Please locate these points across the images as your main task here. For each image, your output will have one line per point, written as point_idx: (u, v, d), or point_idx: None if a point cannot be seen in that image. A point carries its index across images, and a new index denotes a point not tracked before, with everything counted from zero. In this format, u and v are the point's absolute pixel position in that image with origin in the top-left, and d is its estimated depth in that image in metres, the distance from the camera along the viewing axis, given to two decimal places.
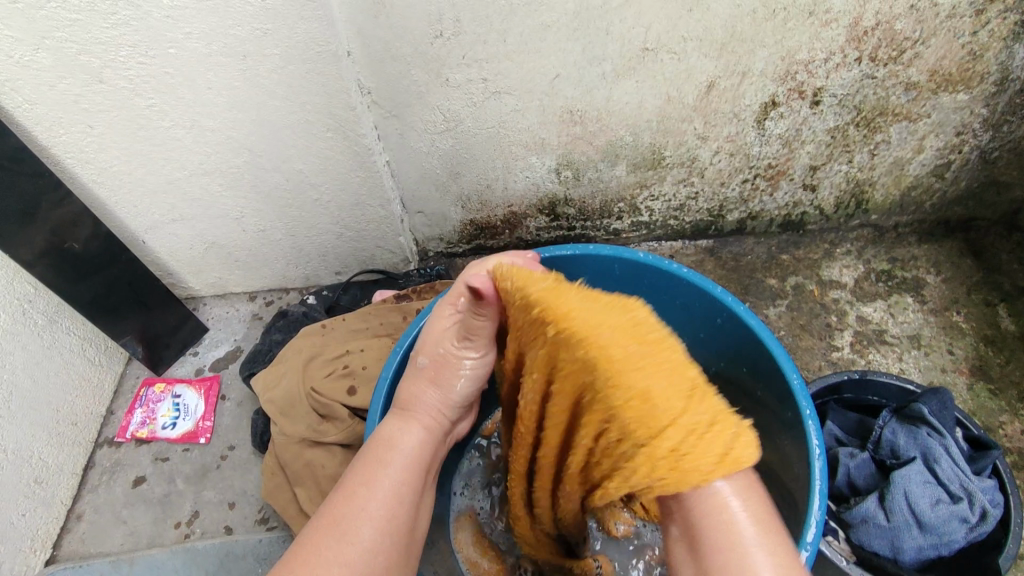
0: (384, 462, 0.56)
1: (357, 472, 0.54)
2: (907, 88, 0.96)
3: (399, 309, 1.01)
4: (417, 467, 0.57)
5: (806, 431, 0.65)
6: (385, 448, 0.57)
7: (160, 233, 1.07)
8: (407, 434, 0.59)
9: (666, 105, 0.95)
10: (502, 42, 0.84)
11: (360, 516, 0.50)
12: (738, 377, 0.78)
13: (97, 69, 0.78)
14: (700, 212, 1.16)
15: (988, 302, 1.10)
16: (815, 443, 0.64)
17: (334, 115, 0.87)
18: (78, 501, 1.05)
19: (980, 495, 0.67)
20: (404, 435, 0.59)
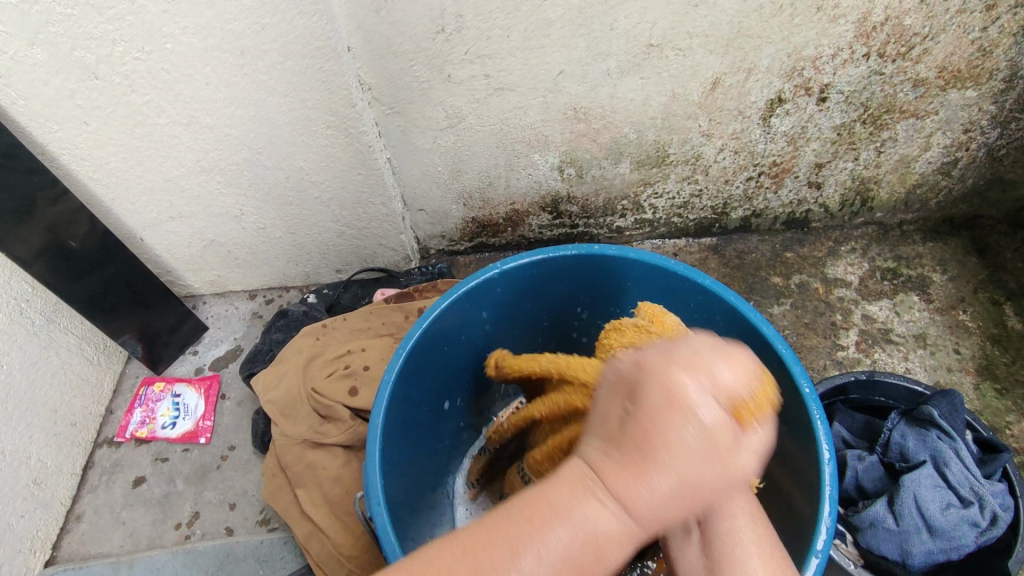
0: (552, 526, 0.40)
1: (508, 523, 0.41)
2: (915, 85, 0.95)
3: (401, 308, 1.00)
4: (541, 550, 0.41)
5: (817, 438, 0.64)
6: (546, 511, 0.41)
7: (159, 231, 1.06)
8: (597, 517, 0.40)
9: (671, 101, 0.94)
10: (505, 37, 0.82)
11: None
12: None
13: (93, 64, 0.77)
14: (704, 210, 1.15)
15: (994, 301, 1.10)
16: (825, 447, 0.63)
17: (335, 111, 0.86)
18: (77, 501, 1.04)
19: (991, 500, 0.66)
20: (593, 521, 0.40)
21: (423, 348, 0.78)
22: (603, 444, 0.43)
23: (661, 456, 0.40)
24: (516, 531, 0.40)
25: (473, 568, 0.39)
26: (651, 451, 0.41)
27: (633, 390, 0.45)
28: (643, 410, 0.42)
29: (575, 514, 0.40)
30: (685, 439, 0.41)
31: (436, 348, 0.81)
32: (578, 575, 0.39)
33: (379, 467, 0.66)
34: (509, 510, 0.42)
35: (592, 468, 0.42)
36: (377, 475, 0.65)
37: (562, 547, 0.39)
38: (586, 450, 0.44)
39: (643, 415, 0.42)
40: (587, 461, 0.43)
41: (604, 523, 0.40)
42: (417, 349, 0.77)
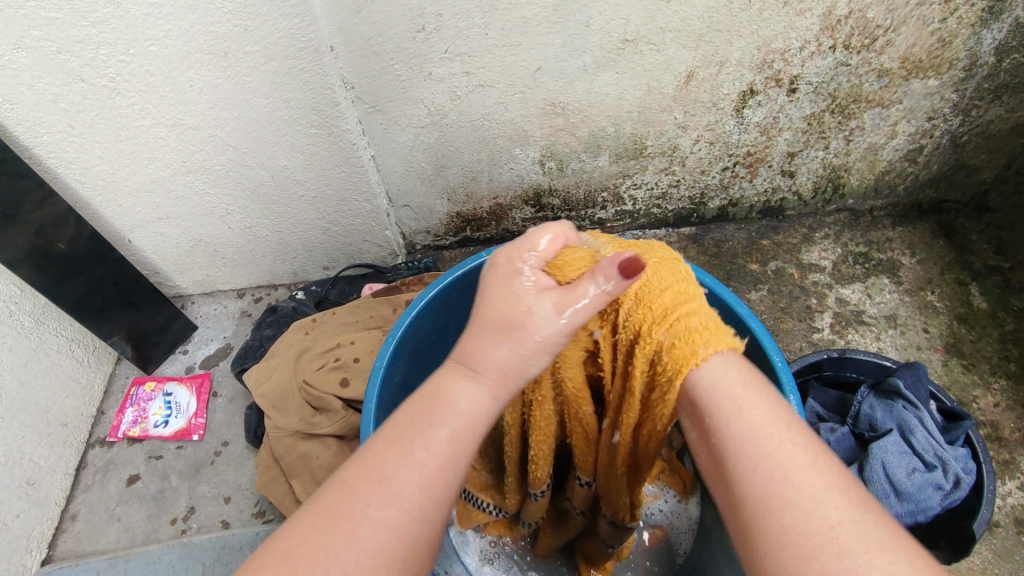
0: (432, 422, 0.48)
1: (404, 420, 0.49)
2: (880, 75, 0.98)
3: (389, 301, 1.01)
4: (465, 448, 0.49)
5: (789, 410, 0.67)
6: (436, 406, 0.49)
7: (146, 232, 1.07)
8: (466, 398, 0.50)
9: (646, 95, 0.97)
10: (483, 35, 0.85)
11: (363, 514, 0.44)
12: None
13: (78, 68, 0.78)
14: (682, 200, 1.18)
15: (960, 282, 1.14)
16: None
17: (319, 110, 0.88)
18: (71, 501, 1.05)
19: (953, 463, 0.70)
20: (463, 399, 0.50)
21: (413, 337, 0.81)
22: (459, 359, 0.52)
23: (497, 332, 0.51)
24: (410, 411, 0.50)
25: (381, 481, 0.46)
26: (488, 325, 0.52)
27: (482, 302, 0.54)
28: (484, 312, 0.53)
29: (448, 398, 0.50)
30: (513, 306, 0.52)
31: (424, 336, 0.83)
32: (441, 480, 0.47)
33: None
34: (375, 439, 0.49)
35: (454, 384, 0.51)
36: None
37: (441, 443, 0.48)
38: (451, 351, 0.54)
39: (483, 333, 0.52)
40: (459, 373, 0.51)
41: (470, 395, 0.50)
42: (407, 337, 0.79)
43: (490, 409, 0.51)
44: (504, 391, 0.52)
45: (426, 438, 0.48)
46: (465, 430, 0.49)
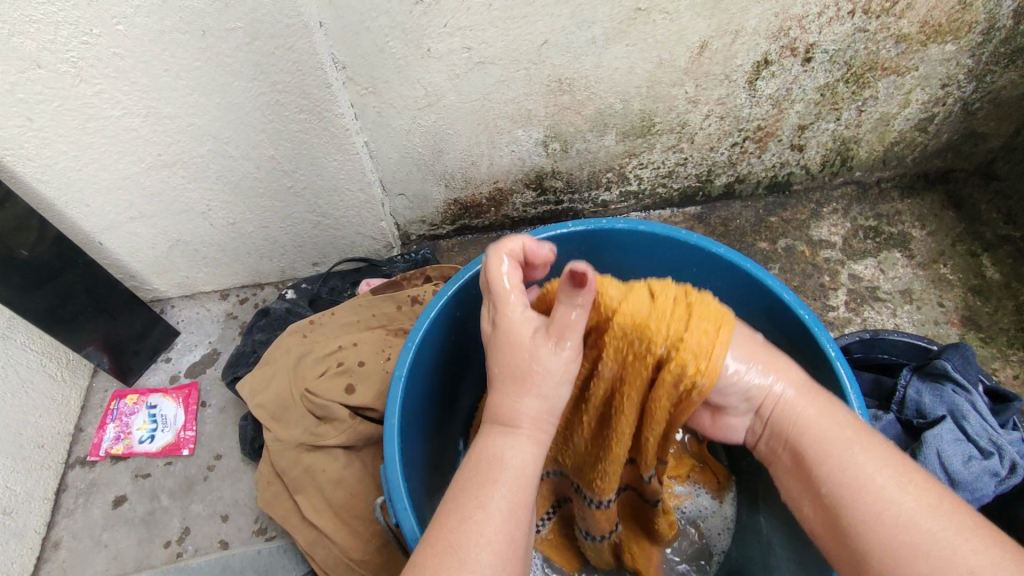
0: (493, 481, 0.50)
1: (463, 486, 0.51)
2: (897, 41, 0.94)
3: (392, 298, 0.95)
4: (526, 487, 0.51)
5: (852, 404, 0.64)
6: (489, 466, 0.51)
7: (119, 233, 0.98)
8: (513, 451, 0.52)
9: (657, 68, 0.91)
10: (487, 6, 0.77)
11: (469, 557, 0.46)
12: None
13: (34, 52, 0.69)
14: (689, 178, 1.13)
15: (972, 253, 1.12)
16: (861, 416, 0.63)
17: (308, 94, 0.80)
18: (52, 528, 0.97)
19: (1009, 449, 0.67)
20: (511, 454, 0.52)
21: (432, 340, 0.74)
22: (491, 422, 0.54)
23: (514, 383, 0.54)
24: (468, 479, 0.51)
25: (820, 452, 0.53)
26: (517, 375, 0.54)
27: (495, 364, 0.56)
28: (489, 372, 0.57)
29: (504, 459, 0.52)
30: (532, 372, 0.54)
31: (444, 337, 0.77)
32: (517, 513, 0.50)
33: (401, 467, 0.63)
34: (465, 477, 0.52)
35: (499, 442, 0.53)
36: (402, 479, 0.62)
37: (507, 500, 0.50)
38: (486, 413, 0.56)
39: (504, 387, 0.54)
40: (499, 433, 0.53)
41: (516, 449, 0.52)
42: (427, 341, 0.73)
43: (537, 453, 0.53)
44: (543, 434, 0.54)
45: (492, 487, 0.50)
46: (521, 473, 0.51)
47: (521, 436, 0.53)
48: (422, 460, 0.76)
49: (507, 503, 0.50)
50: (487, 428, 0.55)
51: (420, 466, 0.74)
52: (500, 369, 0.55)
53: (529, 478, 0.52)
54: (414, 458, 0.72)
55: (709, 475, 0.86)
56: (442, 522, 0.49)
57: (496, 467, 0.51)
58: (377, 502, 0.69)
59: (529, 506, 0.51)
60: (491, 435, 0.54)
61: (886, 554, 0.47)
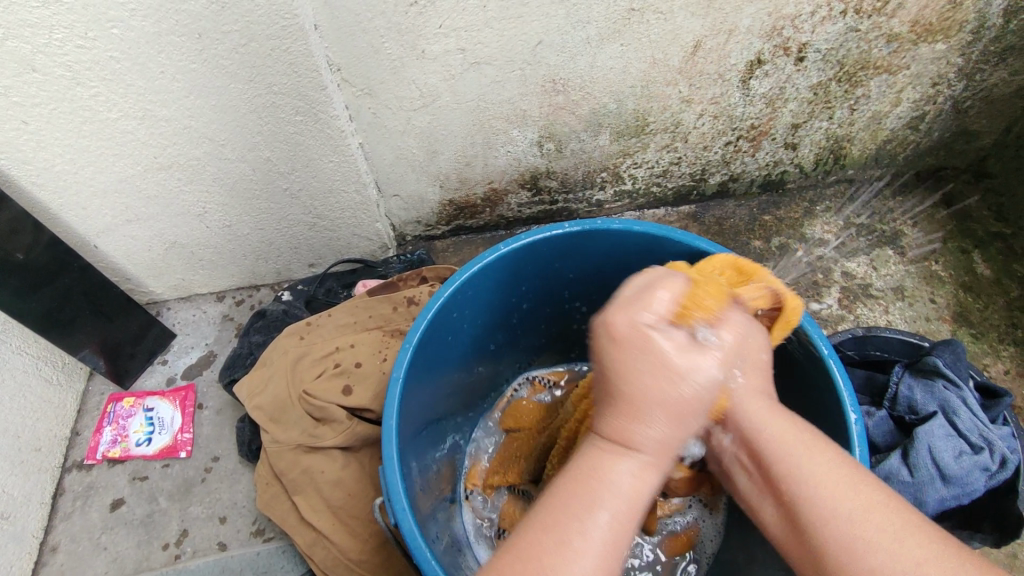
0: (594, 505, 0.46)
1: (564, 501, 0.47)
2: (889, 40, 0.95)
3: (388, 299, 0.95)
4: (629, 520, 0.46)
5: (844, 401, 0.65)
6: (598, 487, 0.46)
7: (115, 236, 0.98)
8: (624, 474, 0.47)
9: (651, 68, 0.92)
10: (482, 8, 0.78)
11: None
12: None
13: (29, 55, 0.68)
14: (683, 177, 1.14)
15: (963, 250, 1.13)
16: (852, 413, 0.64)
17: (304, 96, 0.80)
18: (50, 532, 0.97)
19: (999, 443, 0.68)
20: (624, 478, 0.47)
21: (429, 341, 0.75)
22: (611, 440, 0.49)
23: (635, 404, 0.48)
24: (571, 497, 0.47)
25: (772, 456, 0.53)
26: (630, 400, 0.48)
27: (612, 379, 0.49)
28: (605, 378, 0.51)
29: (611, 480, 0.47)
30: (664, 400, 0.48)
31: (440, 338, 0.77)
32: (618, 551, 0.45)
33: (400, 469, 0.63)
34: (563, 490, 0.47)
35: (612, 463, 0.48)
36: (400, 480, 0.62)
37: (611, 529, 0.45)
38: (596, 424, 0.51)
39: (620, 404, 0.49)
40: (609, 449, 0.48)
41: (630, 473, 0.47)
42: (423, 342, 0.73)
43: (654, 483, 0.48)
44: (662, 462, 0.49)
45: (596, 513, 0.45)
46: (631, 503, 0.47)
47: (637, 461, 0.48)
48: (420, 461, 0.76)
49: (609, 535, 0.45)
50: (592, 444, 0.50)
51: (418, 465, 0.75)
52: (621, 381, 0.49)
53: (634, 507, 0.47)
54: (412, 458, 0.72)
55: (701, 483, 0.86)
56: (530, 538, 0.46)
57: (599, 487, 0.46)
58: (375, 502, 0.69)
59: (631, 536, 0.47)
60: (599, 451, 0.49)
61: (845, 553, 0.45)
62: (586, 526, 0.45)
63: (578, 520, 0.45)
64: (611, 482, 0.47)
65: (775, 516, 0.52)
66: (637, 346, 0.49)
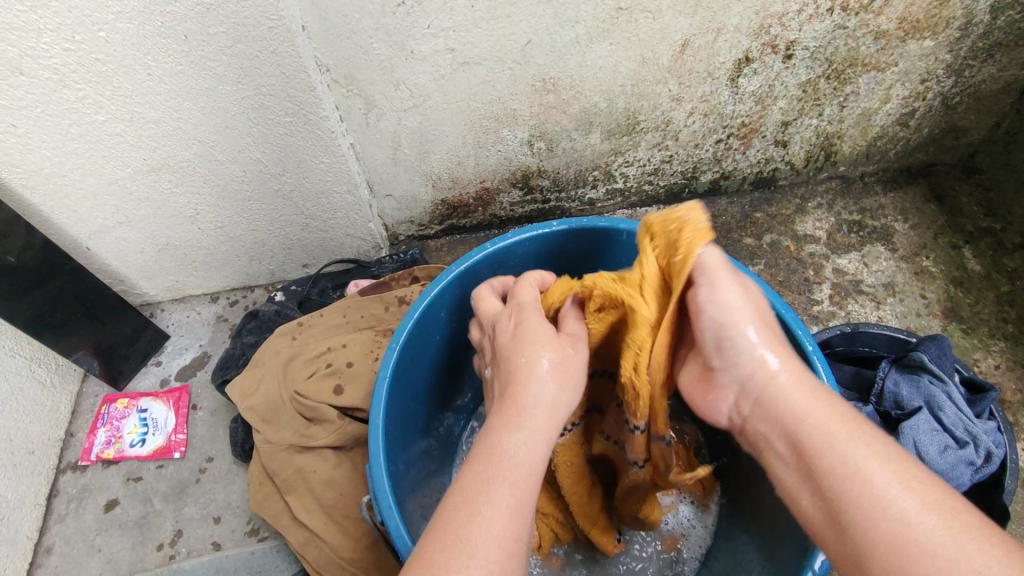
0: (494, 476, 0.46)
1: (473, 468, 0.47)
2: (877, 37, 0.95)
3: (380, 299, 0.95)
4: (530, 489, 0.46)
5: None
6: (496, 459, 0.47)
7: (107, 238, 0.98)
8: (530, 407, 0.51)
9: (640, 67, 0.92)
10: (470, 8, 0.78)
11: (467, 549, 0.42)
12: None
13: (17, 59, 0.68)
14: (674, 175, 1.14)
15: (954, 246, 1.14)
16: None
17: (293, 97, 0.80)
18: (44, 534, 0.97)
19: (984, 438, 0.69)
20: (518, 445, 0.48)
21: (417, 340, 0.75)
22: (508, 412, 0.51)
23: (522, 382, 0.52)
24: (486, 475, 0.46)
25: (811, 441, 0.48)
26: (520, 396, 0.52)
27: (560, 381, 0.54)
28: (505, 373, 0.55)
29: (505, 451, 0.48)
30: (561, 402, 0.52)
31: (428, 337, 0.78)
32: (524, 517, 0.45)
33: (386, 468, 0.64)
34: (470, 464, 0.48)
35: (507, 435, 0.49)
36: (386, 479, 0.63)
37: (512, 496, 0.45)
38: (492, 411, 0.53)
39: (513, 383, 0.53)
40: (504, 424, 0.50)
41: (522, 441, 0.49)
42: (411, 342, 0.73)
43: (544, 453, 0.49)
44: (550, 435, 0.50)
45: (495, 475, 0.46)
46: (524, 474, 0.47)
47: (527, 432, 0.49)
48: (409, 460, 0.77)
49: (510, 504, 0.45)
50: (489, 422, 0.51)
51: (406, 465, 0.76)
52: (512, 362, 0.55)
53: (531, 476, 0.47)
54: (400, 458, 0.73)
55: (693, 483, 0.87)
56: (434, 530, 0.44)
57: (497, 459, 0.47)
58: (364, 501, 0.70)
59: (532, 508, 0.46)
60: (500, 423, 0.50)
61: (895, 553, 0.40)
62: (487, 484, 0.45)
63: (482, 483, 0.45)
64: (505, 447, 0.48)
65: (815, 507, 0.48)
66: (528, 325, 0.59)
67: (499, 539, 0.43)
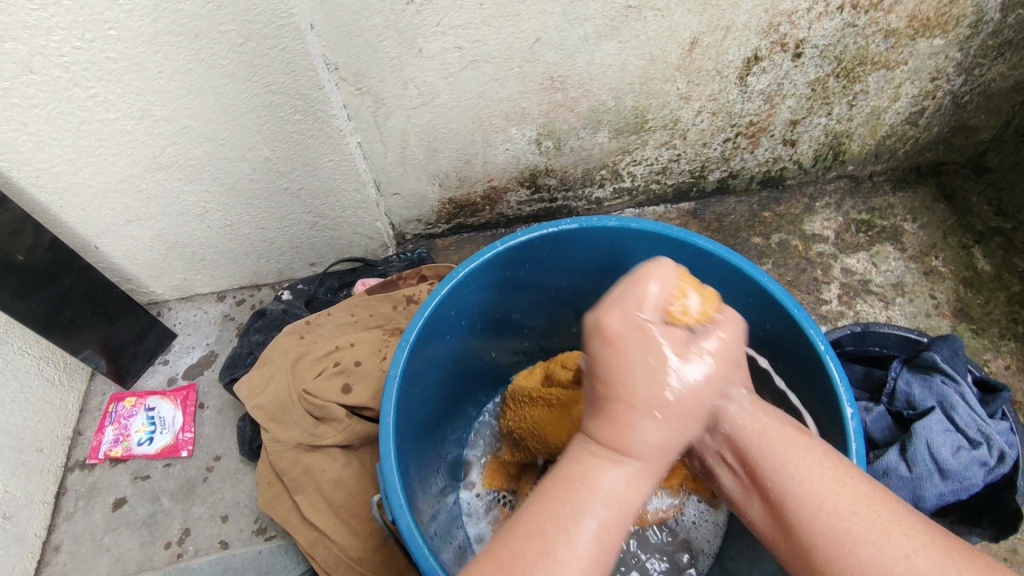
0: (581, 513, 0.47)
1: (556, 504, 0.48)
2: (887, 36, 0.95)
3: (388, 298, 0.95)
4: (625, 513, 0.48)
5: (839, 397, 0.65)
6: (581, 491, 0.48)
7: (115, 237, 0.98)
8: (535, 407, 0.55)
9: (649, 65, 0.92)
10: (479, 6, 0.78)
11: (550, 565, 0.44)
12: (759, 342, 0.78)
13: (27, 57, 0.69)
14: (682, 174, 1.14)
15: (964, 245, 1.13)
16: (848, 406, 0.64)
17: (301, 95, 0.80)
18: (53, 532, 0.97)
19: (997, 438, 0.69)
20: (610, 483, 0.48)
21: (426, 338, 0.75)
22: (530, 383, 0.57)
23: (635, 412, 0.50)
24: (557, 501, 0.48)
25: (760, 461, 0.55)
26: (616, 406, 0.51)
27: (599, 373, 0.53)
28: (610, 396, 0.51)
29: (597, 486, 0.48)
30: (656, 386, 0.51)
31: (438, 336, 0.78)
32: (615, 539, 0.47)
33: (397, 467, 0.63)
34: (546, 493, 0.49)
35: (607, 472, 0.49)
36: (398, 478, 0.62)
37: (598, 523, 0.47)
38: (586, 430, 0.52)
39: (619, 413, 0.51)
40: (610, 460, 0.50)
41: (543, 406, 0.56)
42: (420, 341, 0.73)
43: (646, 490, 0.50)
44: (657, 469, 0.51)
45: (597, 500, 0.48)
46: (617, 513, 0.48)
47: (629, 469, 0.49)
48: (418, 459, 0.77)
49: (598, 528, 0.47)
50: (584, 450, 0.51)
51: (417, 465, 0.75)
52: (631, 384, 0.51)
53: (625, 508, 0.48)
54: (410, 457, 0.73)
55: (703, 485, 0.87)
56: (505, 543, 0.47)
57: (586, 494, 0.48)
58: (374, 500, 0.69)
59: (624, 525, 0.48)
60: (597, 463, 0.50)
61: (833, 547, 0.47)
62: (584, 514, 0.47)
63: (564, 530, 0.46)
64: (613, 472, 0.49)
65: (783, 504, 0.51)
66: (634, 340, 0.52)
67: (582, 563, 0.45)
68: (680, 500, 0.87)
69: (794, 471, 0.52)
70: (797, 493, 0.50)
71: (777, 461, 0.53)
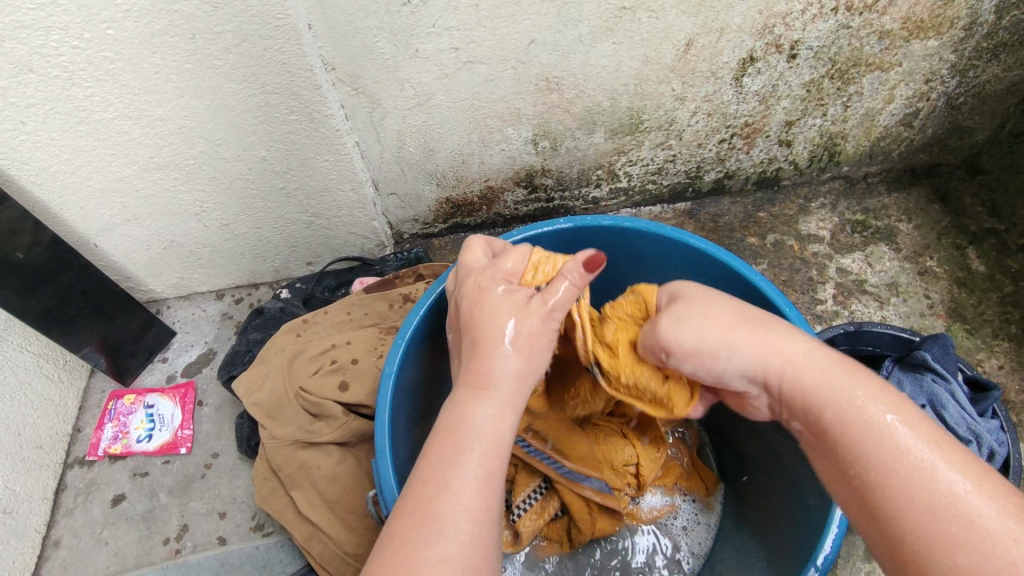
0: (463, 449, 0.50)
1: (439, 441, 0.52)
2: (881, 37, 0.95)
3: (385, 297, 0.96)
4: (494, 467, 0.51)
5: None
6: (458, 432, 0.51)
7: (113, 235, 0.99)
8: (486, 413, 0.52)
9: (644, 66, 0.92)
10: (473, 8, 0.78)
11: (439, 527, 0.47)
12: None
13: (26, 57, 0.69)
14: (678, 174, 1.15)
15: (958, 246, 1.13)
16: None
17: (298, 95, 0.81)
18: (52, 527, 0.98)
19: (986, 437, 0.70)
20: (483, 419, 0.52)
21: (422, 336, 0.75)
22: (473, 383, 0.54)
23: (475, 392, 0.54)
24: (443, 448, 0.51)
25: (842, 434, 0.48)
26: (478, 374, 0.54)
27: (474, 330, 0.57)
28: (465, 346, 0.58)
29: (469, 420, 0.52)
30: (498, 325, 0.56)
31: (434, 334, 0.78)
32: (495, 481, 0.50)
33: (391, 462, 0.64)
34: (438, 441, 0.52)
35: (476, 407, 0.53)
36: (392, 473, 0.63)
37: (479, 468, 0.50)
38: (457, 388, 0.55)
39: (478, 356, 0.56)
40: (473, 395, 0.54)
41: (491, 412, 0.53)
42: (416, 338, 0.74)
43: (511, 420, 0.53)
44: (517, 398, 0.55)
45: (461, 457, 0.50)
46: (492, 448, 0.51)
47: (494, 403, 0.53)
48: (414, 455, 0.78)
49: (479, 476, 0.49)
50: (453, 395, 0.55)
51: (412, 460, 0.76)
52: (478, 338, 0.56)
53: (493, 447, 0.51)
54: (405, 451, 0.74)
55: (696, 482, 0.89)
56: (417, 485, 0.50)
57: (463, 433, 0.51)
58: (369, 495, 0.70)
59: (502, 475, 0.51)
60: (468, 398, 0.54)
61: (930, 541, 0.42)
62: (450, 465, 0.50)
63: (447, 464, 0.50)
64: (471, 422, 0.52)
65: (868, 477, 0.46)
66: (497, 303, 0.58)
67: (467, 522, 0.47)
68: (674, 497, 0.89)
69: (909, 454, 0.45)
70: (897, 479, 0.44)
71: (851, 428, 0.48)
